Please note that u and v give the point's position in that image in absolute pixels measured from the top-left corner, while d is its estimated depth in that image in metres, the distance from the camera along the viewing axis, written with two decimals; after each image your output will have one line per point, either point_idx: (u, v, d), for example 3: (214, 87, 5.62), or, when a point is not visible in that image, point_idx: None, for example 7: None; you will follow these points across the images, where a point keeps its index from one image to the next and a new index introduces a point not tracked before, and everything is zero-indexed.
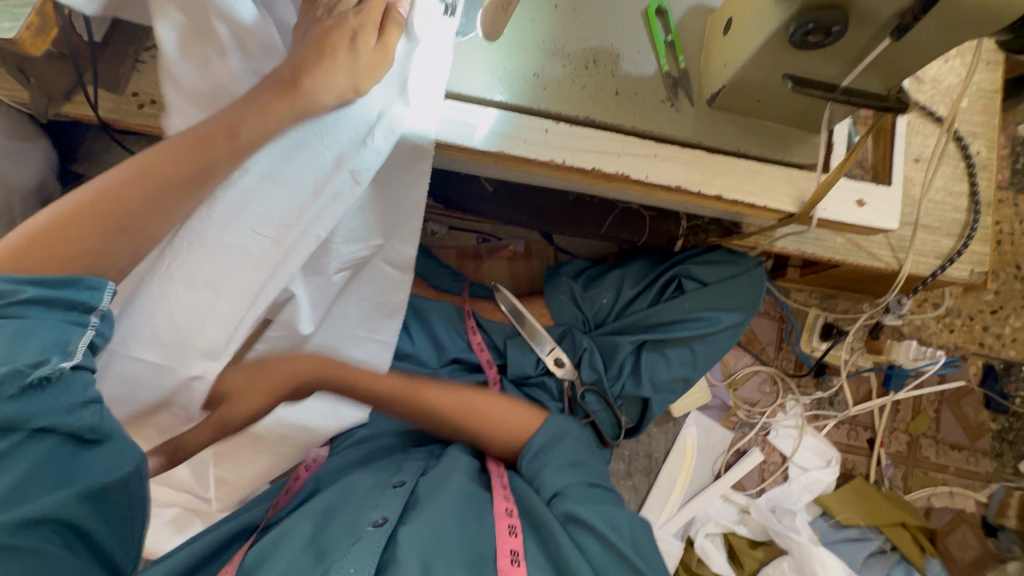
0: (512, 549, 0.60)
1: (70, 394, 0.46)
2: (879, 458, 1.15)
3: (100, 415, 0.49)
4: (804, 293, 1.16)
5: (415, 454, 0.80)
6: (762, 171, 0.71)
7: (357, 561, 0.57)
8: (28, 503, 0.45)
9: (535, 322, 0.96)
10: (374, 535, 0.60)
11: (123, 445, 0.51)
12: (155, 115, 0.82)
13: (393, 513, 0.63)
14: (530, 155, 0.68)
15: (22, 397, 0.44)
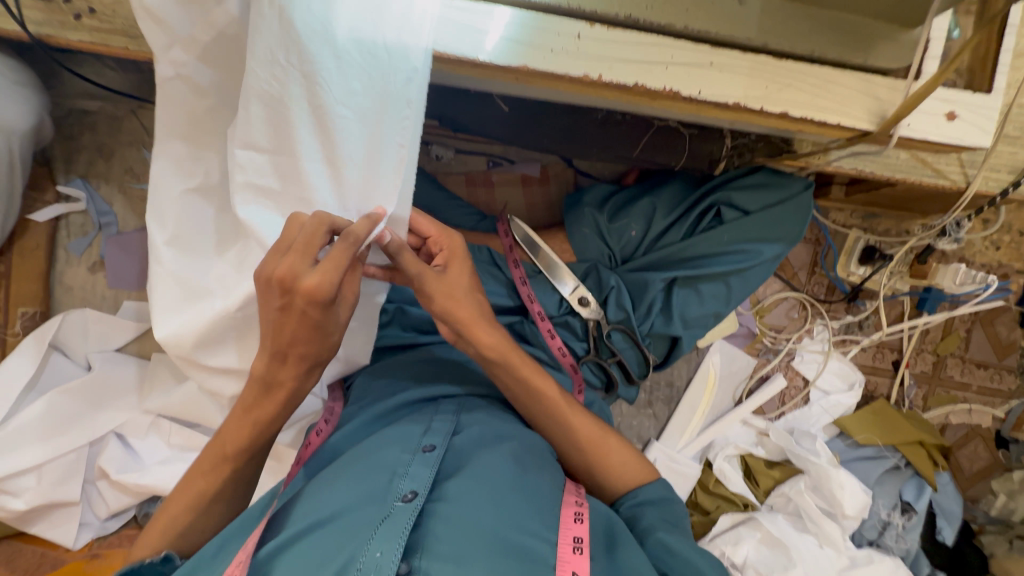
0: (575, 536, 0.59)
1: None
2: (903, 379, 1.14)
3: None
4: (845, 213, 1.06)
5: (443, 408, 0.74)
6: (839, 79, 0.59)
7: (384, 543, 0.54)
8: None
9: (550, 254, 0.89)
10: (404, 511, 0.57)
11: None
12: (95, 28, 0.68)
13: (424, 487, 0.60)
14: (561, 70, 0.56)
15: None
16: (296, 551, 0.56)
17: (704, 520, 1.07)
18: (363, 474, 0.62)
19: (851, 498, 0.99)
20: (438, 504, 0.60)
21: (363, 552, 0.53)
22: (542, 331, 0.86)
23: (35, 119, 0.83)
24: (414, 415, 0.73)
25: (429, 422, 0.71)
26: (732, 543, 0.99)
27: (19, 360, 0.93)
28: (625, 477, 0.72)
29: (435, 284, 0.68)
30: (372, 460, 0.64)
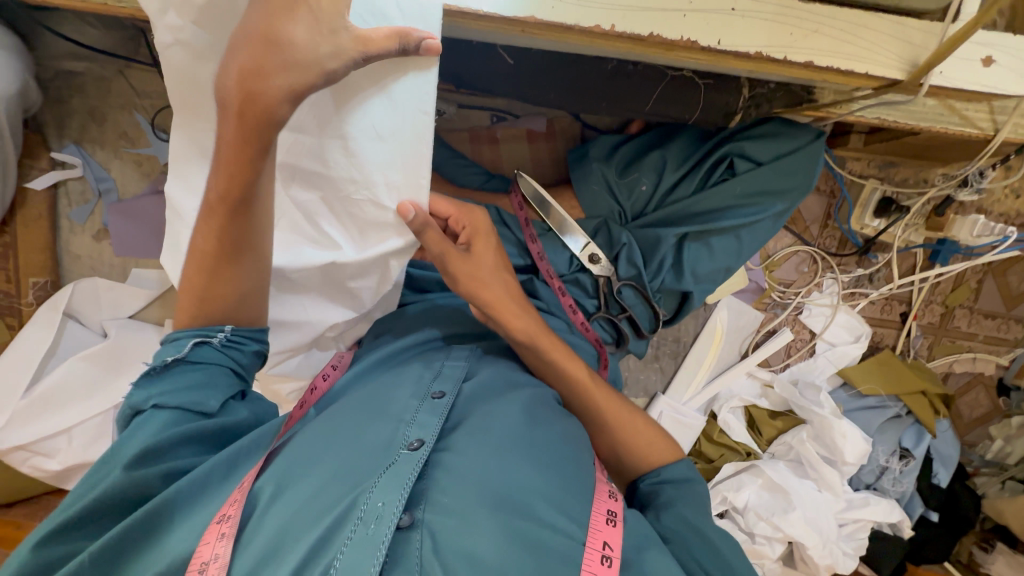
0: (608, 509, 0.62)
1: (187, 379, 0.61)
2: (909, 330, 1.14)
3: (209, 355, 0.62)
4: (862, 161, 1.01)
5: (454, 353, 0.77)
6: (870, 23, 0.55)
7: (386, 494, 0.55)
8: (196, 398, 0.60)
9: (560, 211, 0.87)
10: (408, 461, 0.59)
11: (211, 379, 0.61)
12: None
13: (430, 436, 0.62)
14: (571, 21, 0.52)
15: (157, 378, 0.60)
16: (294, 491, 0.58)
17: (707, 467, 1.10)
18: (368, 425, 0.64)
19: (851, 447, 1.03)
20: (443, 454, 0.62)
21: (365, 500, 0.55)
22: (558, 293, 0.86)
23: (19, 81, 0.82)
24: (422, 363, 0.75)
25: (439, 369, 0.73)
26: (734, 488, 1.04)
27: (36, 330, 0.96)
28: (650, 456, 0.77)
29: (462, 265, 0.70)
30: (380, 410, 0.66)
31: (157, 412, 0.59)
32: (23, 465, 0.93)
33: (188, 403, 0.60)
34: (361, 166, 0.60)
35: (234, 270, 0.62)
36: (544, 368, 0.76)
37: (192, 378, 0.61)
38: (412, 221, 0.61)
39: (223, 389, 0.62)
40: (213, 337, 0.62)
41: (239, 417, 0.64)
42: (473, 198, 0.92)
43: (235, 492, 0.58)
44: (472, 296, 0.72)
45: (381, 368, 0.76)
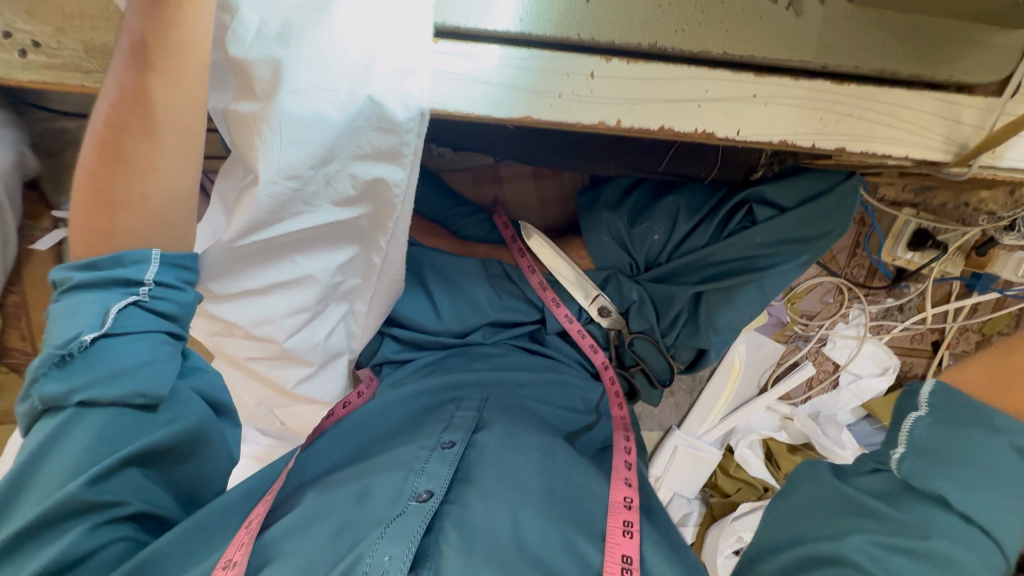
0: (624, 555, 0.58)
1: (116, 354, 0.49)
2: (941, 360, 1.08)
3: (142, 318, 0.50)
4: (895, 187, 0.93)
5: (466, 403, 0.76)
6: (913, 102, 0.48)
7: (393, 546, 0.54)
8: (127, 377, 0.49)
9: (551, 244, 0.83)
10: (417, 512, 0.58)
11: (148, 347, 0.50)
12: (45, 64, 0.62)
13: (439, 487, 0.61)
14: (573, 118, 0.47)
15: (78, 360, 0.48)
16: (300, 540, 0.58)
17: (723, 501, 1.10)
18: (377, 476, 0.64)
19: None
20: (455, 505, 0.61)
21: (370, 552, 0.53)
22: (579, 340, 0.83)
23: (13, 152, 0.83)
24: (434, 416, 0.75)
25: (452, 420, 0.73)
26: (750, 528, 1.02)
27: None
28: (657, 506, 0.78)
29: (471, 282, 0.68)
30: (391, 459, 0.67)
31: (83, 410, 0.49)
32: None
33: (128, 396, 0.49)
34: (330, 51, 0.45)
35: (153, 150, 0.47)
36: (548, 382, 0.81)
37: (121, 360, 0.49)
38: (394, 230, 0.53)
39: (164, 363, 0.51)
40: (137, 295, 0.50)
41: (190, 403, 0.54)
42: (477, 251, 0.88)
43: (242, 533, 0.58)
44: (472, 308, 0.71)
45: (392, 425, 0.76)
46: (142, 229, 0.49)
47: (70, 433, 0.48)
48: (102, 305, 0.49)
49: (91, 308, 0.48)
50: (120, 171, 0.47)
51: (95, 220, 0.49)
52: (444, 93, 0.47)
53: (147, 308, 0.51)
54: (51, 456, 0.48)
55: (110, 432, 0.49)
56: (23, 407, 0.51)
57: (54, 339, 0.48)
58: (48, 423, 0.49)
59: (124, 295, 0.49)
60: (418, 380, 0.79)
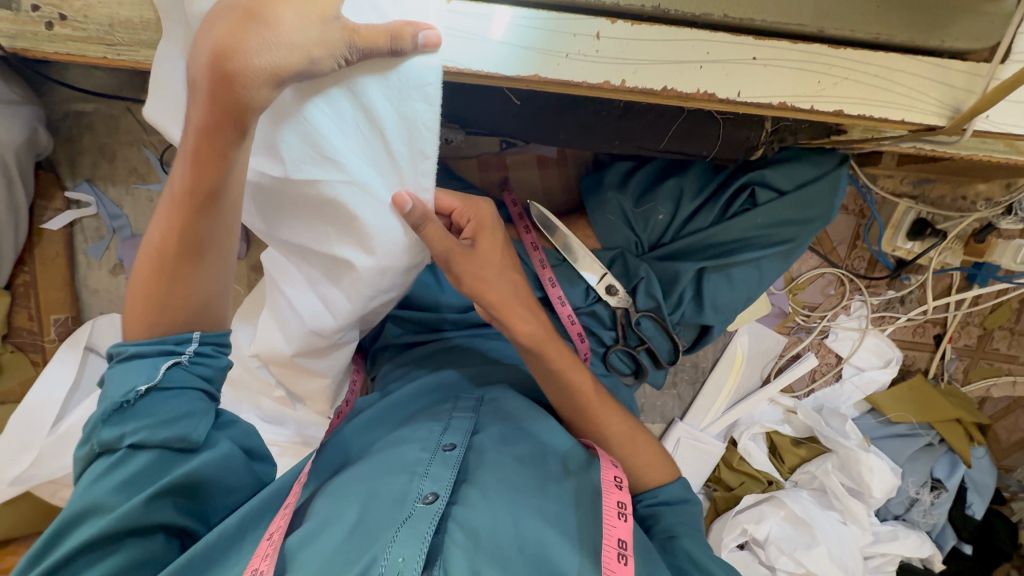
0: (619, 538, 0.59)
1: (157, 408, 0.53)
2: (944, 353, 1.08)
3: (193, 371, 0.55)
4: (895, 178, 0.93)
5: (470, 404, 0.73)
6: (908, 66, 0.50)
7: (406, 548, 0.55)
8: (173, 426, 0.53)
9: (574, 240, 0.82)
10: (425, 515, 0.58)
11: (194, 410, 0.55)
12: (71, 37, 0.64)
13: (445, 490, 0.61)
14: (577, 78, 0.49)
15: (127, 413, 0.52)
16: (314, 547, 0.58)
17: (728, 495, 1.09)
18: (379, 481, 0.63)
19: (879, 480, 0.99)
20: (460, 506, 0.61)
21: (385, 555, 0.54)
22: (569, 325, 0.82)
23: (28, 128, 0.81)
24: (432, 413, 0.73)
25: (449, 420, 0.71)
26: (755, 520, 1.01)
27: (59, 367, 0.96)
28: (648, 477, 0.74)
29: (467, 265, 0.61)
30: (393, 459, 0.65)
31: (135, 452, 0.52)
32: (58, 497, 0.95)
33: (171, 439, 0.53)
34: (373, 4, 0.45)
35: (210, 218, 0.50)
36: (545, 384, 0.72)
37: (165, 411, 0.53)
38: (410, 214, 0.53)
39: (205, 416, 0.56)
40: (181, 356, 0.54)
41: (220, 448, 0.57)
42: None
43: (264, 544, 0.57)
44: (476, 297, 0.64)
45: (399, 418, 0.75)
46: (185, 302, 0.53)
47: (119, 471, 0.52)
48: (152, 363, 0.53)
49: (144, 369, 0.52)
50: (183, 252, 0.51)
51: (171, 272, 0.51)
52: (458, 51, 0.49)
53: (189, 370, 0.55)
54: (95, 489, 0.51)
55: (153, 468, 0.53)
56: (80, 450, 0.54)
57: (112, 393, 0.52)
58: (98, 466, 0.52)
59: (169, 356, 0.54)
60: (421, 376, 0.79)
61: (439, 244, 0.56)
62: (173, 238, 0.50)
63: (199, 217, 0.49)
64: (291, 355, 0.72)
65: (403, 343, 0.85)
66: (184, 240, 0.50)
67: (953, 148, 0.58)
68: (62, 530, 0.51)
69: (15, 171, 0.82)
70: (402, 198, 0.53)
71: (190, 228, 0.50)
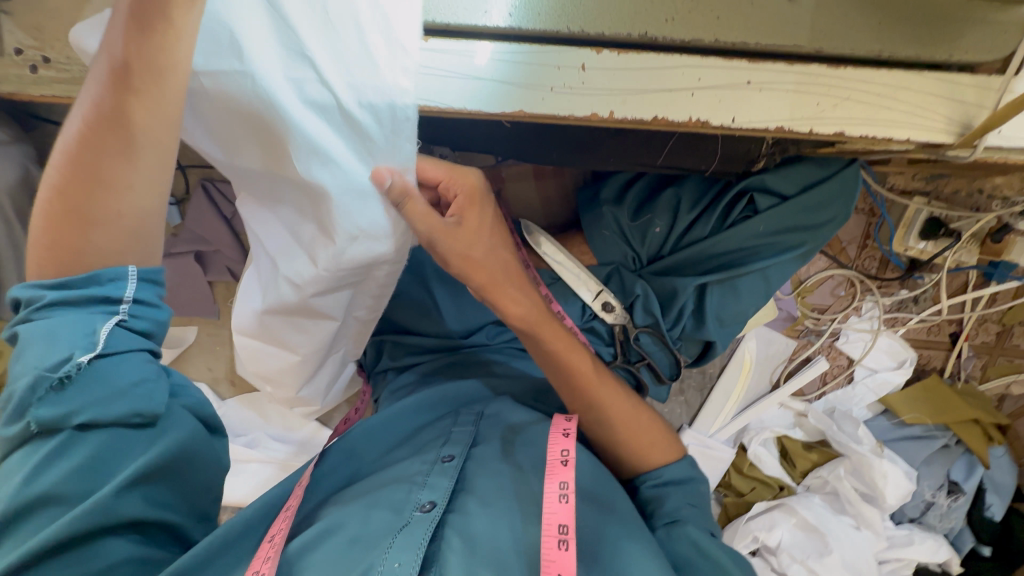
0: (560, 525, 0.57)
1: (101, 380, 0.47)
2: (960, 352, 1.05)
3: (133, 330, 0.50)
4: (905, 175, 0.90)
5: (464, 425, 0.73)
6: (913, 83, 0.47)
7: (402, 552, 0.55)
8: (123, 397, 0.48)
9: (553, 241, 0.81)
10: (422, 522, 0.58)
11: (147, 378, 0.50)
12: (57, 78, 0.64)
13: (442, 498, 0.61)
14: (563, 112, 0.47)
15: (63, 390, 0.46)
16: (318, 555, 0.58)
17: (738, 501, 1.08)
18: (380, 492, 0.64)
19: (893, 488, 0.98)
20: (457, 515, 0.61)
21: (382, 561, 0.54)
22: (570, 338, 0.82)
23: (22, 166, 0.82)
24: (434, 429, 0.74)
25: (448, 433, 0.71)
26: (766, 528, 1.00)
27: None
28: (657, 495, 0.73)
29: (454, 244, 0.57)
30: (394, 474, 0.67)
31: (83, 432, 0.47)
32: None
33: (126, 415, 0.48)
34: None
35: (151, 105, 0.43)
36: None
37: (114, 381, 0.48)
38: (389, 191, 0.49)
39: (157, 381, 0.51)
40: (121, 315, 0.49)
41: (183, 422, 0.53)
42: None
43: (266, 547, 0.58)
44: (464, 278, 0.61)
45: (401, 434, 0.76)
46: (116, 215, 0.46)
47: (68, 454, 0.47)
48: (86, 323, 0.47)
49: (79, 329, 0.47)
50: (114, 143, 0.44)
51: (99, 167, 0.44)
52: (437, 90, 0.47)
53: (131, 328, 0.50)
54: (44, 477, 0.46)
55: (109, 450, 0.48)
56: (8, 429, 0.48)
57: (39, 361, 0.46)
58: (41, 450, 0.46)
59: (107, 312, 0.48)
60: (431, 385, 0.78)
61: (422, 224, 0.52)
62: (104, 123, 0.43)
63: (134, 99, 0.42)
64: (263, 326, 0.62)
65: (404, 366, 0.84)
66: (115, 131, 0.43)
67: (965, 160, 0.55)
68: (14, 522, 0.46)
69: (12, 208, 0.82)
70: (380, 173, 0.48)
71: (123, 112, 0.43)
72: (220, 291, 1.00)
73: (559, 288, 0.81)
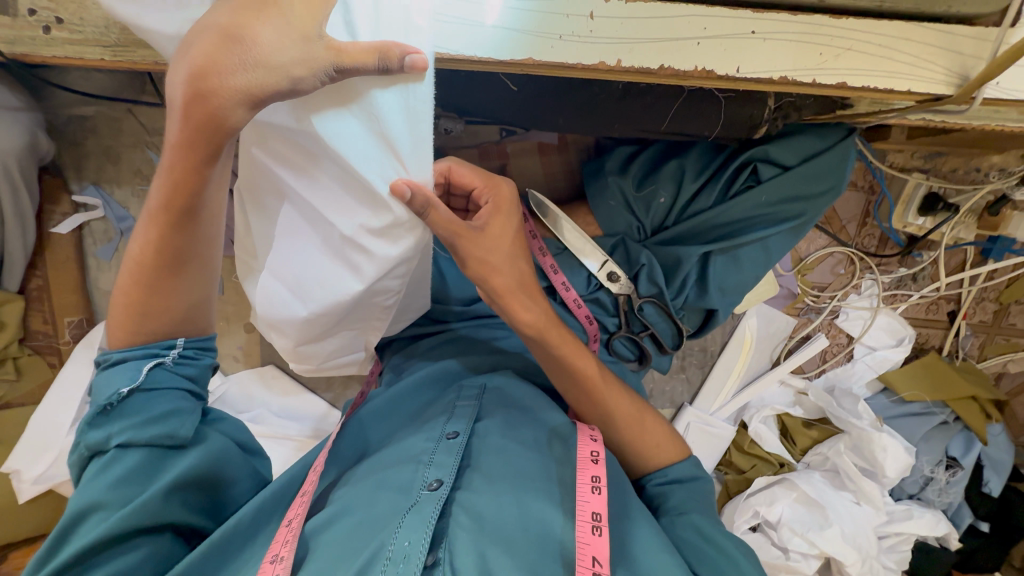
0: (594, 512, 0.59)
1: (149, 405, 0.54)
2: (958, 330, 1.06)
3: (166, 372, 0.56)
4: (904, 153, 0.91)
5: (468, 389, 0.74)
6: (913, 34, 0.48)
7: (412, 533, 0.55)
8: (163, 425, 0.55)
9: (575, 226, 0.81)
10: (429, 500, 0.58)
11: (186, 407, 0.57)
12: (68, 39, 0.63)
13: (449, 476, 0.61)
14: (572, 60, 0.49)
15: (115, 419, 0.54)
16: (328, 535, 0.60)
17: (739, 478, 1.09)
18: (386, 472, 0.64)
19: (893, 461, 0.98)
20: (463, 492, 0.61)
21: (392, 540, 0.55)
22: (574, 308, 0.81)
23: (30, 133, 0.82)
24: (436, 405, 0.74)
25: (452, 409, 0.71)
26: (767, 503, 1.01)
27: (75, 367, 0.97)
28: (659, 457, 0.74)
29: (475, 248, 0.60)
30: (400, 451, 0.67)
31: (124, 452, 0.53)
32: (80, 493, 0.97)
33: (160, 438, 0.54)
34: None
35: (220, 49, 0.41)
36: (554, 366, 0.70)
37: (152, 409, 0.54)
38: (411, 202, 0.51)
39: (191, 413, 0.57)
40: (164, 357, 0.56)
41: (213, 443, 0.59)
42: None
43: (283, 531, 0.59)
44: (480, 281, 0.63)
45: (407, 409, 0.76)
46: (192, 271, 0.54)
47: (113, 467, 0.53)
48: (134, 368, 0.54)
49: (130, 370, 0.54)
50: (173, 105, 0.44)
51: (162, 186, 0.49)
52: (449, 37, 0.48)
53: (172, 369, 0.57)
54: (92, 489, 0.52)
55: (146, 467, 0.54)
56: (71, 458, 0.55)
57: (99, 396, 0.53)
58: (89, 469, 0.53)
59: (153, 357, 0.55)
60: (428, 364, 0.79)
61: (444, 228, 0.55)
62: (183, 147, 0.45)
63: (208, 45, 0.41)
64: (291, 294, 0.60)
65: (410, 336, 0.85)
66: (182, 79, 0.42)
67: (962, 118, 0.57)
68: (72, 523, 0.52)
69: (19, 176, 0.83)
70: (400, 185, 0.50)
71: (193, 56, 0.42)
72: (225, 265, 1.00)
73: (564, 259, 0.82)
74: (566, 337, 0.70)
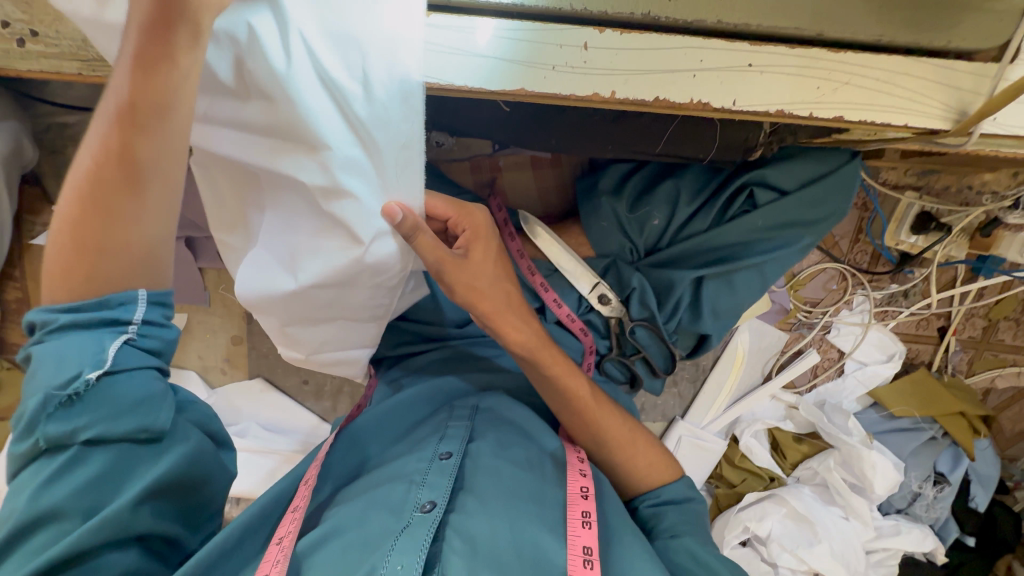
0: (585, 547, 0.59)
1: (117, 395, 0.50)
2: (947, 346, 1.06)
3: (131, 352, 0.51)
4: (898, 170, 0.90)
5: (459, 411, 0.73)
6: (910, 68, 0.48)
7: (404, 556, 0.54)
8: (137, 414, 0.51)
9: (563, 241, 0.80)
10: (422, 524, 0.57)
11: (157, 396, 0.52)
12: (44, 53, 0.61)
13: (442, 498, 0.60)
14: (565, 91, 0.47)
15: (74, 410, 0.49)
16: (320, 557, 0.58)
17: (729, 492, 1.10)
18: (378, 491, 0.63)
19: (882, 479, 0.99)
20: (458, 514, 0.60)
21: (384, 564, 0.54)
22: (568, 325, 0.81)
23: (11, 142, 0.80)
24: (428, 425, 0.73)
25: (444, 429, 0.70)
26: (757, 518, 1.01)
27: None
28: (650, 479, 0.73)
29: (460, 274, 0.60)
30: (394, 471, 0.65)
31: (90, 449, 0.50)
32: None
33: (131, 432, 0.51)
34: None
35: None
36: (546, 388, 0.70)
37: (120, 400, 0.50)
38: (400, 226, 0.51)
39: (164, 399, 0.54)
40: (128, 332, 0.51)
41: (189, 439, 0.56)
42: None
43: (274, 550, 0.58)
44: (469, 306, 0.64)
45: (400, 427, 0.75)
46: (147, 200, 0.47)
47: (79, 468, 0.50)
48: (96, 343, 0.49)
49: (91, 347, 0.49)
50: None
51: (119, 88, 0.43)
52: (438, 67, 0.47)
53: (138, 346, 0.52)
54: (58, 491, 0.49)
55: (116, 465, 0.51)
56: (21, 446, 0.51)
57: (52, 379, 0.48)
58: (48, 463, 0.49)
59: (115, 329, 0.50)
60: (418, 381, 0.77)
61: (430, 252, 0.55)
62: (157, 26, 0.41)
63: None
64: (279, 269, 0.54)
65: (400, 354, 0.83)
66: None
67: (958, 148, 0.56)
68: (34, 524, 0.49)
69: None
70: (392, 208, 0.50)
71: None
72: (211, 278, 0.98)
73: (557, 279, 0.81)
74: (558, 360, 0.69)
